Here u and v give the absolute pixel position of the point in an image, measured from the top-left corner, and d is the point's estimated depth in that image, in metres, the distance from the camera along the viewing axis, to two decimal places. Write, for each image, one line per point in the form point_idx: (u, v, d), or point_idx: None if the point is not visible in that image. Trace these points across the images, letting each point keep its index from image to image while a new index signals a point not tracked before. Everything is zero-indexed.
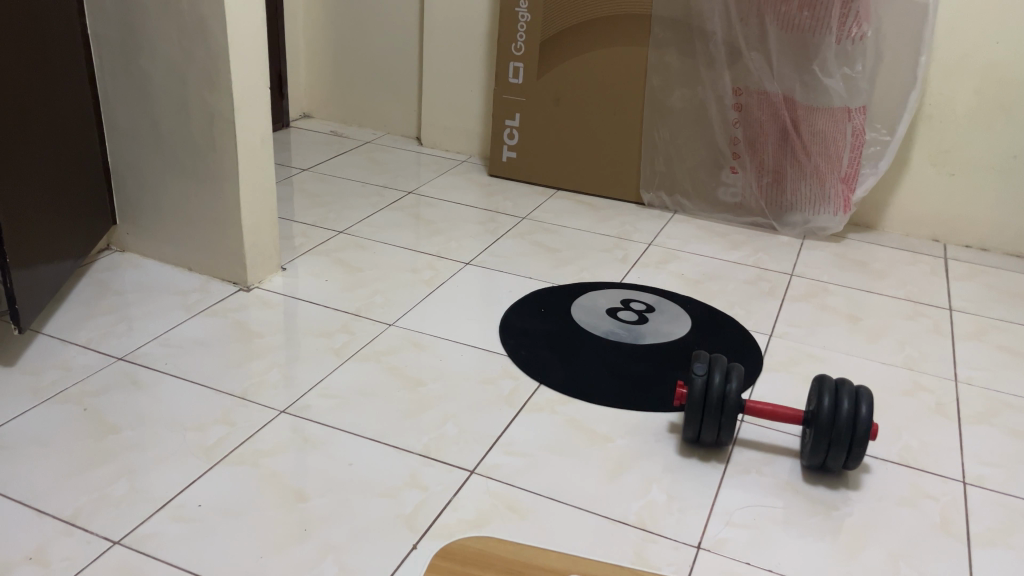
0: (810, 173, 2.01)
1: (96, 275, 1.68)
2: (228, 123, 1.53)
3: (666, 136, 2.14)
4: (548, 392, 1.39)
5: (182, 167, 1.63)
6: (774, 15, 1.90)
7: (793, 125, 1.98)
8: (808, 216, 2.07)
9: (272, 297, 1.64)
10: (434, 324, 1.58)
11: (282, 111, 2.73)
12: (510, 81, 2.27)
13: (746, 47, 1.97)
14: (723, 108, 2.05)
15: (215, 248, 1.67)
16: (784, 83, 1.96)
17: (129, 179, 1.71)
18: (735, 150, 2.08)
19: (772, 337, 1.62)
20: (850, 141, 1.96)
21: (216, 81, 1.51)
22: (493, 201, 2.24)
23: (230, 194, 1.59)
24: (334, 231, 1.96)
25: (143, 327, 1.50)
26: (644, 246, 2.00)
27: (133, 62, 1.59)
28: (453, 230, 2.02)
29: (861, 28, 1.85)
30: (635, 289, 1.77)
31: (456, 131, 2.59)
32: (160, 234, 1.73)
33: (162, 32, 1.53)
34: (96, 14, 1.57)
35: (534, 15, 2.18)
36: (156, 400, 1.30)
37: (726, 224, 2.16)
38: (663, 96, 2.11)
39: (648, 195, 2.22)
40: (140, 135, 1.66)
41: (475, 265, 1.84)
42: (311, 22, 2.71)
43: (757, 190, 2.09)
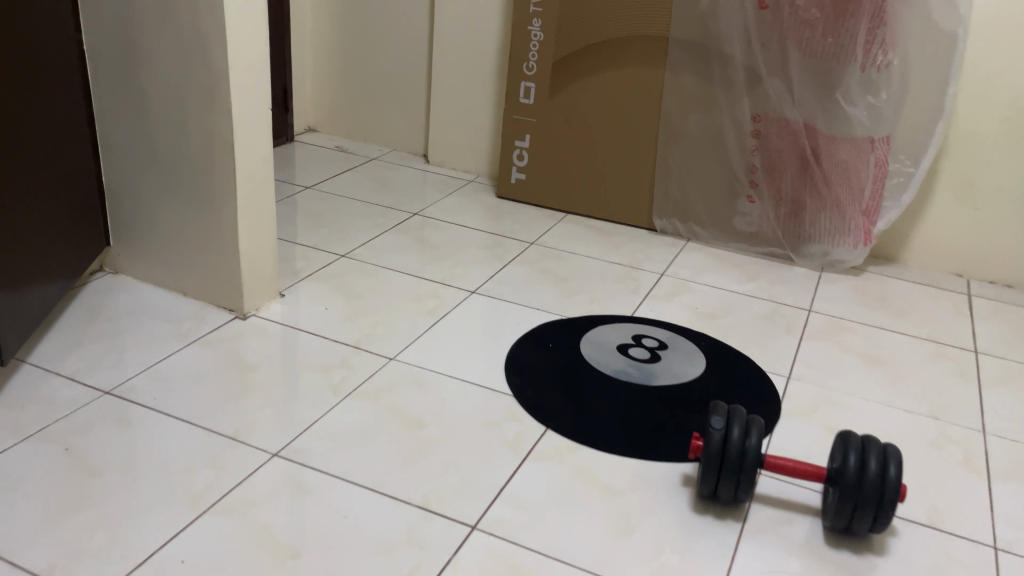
0: (829, 204, 1.94)
1: (86, 299, 1.61)
2: (226, 146, 1.47)
3: (681, 162, 2.08)
4: (555, 438, 1.32)
5: (179, 188, 1.57)
6: (796, 41, 1.84)
7: (814, 154, 1.92)
8: (827, 248, 2.00)
9: (269, 325, 1.57)
10: (436, 359, 1.51)
11: (287, 125, 2.67)
12: (521, 101, 2.21)
13: (766, 73, 1.90)
14: (741, 135, 1.98)
15: (211, 274, 1.60)
16: (805, 111, 1.89)
17: (124, 199, 1.65)
18: (752, 179, 2.01)
19: (790, 379, 1.55)
20: (873, 171, 1.89)
21: (214, 102, 1.44)
22: (501, 224, 2.17)
23: (228, 219, 1.53)
24: (336, 253, 1.89)
25: (133, 358, 1.43)
26: (656, 276, 1.93)
27: (129, 77, 1.52)
28: (459, 255, 1.95)
29: (887, 55, 1.79)
30: (647, 324, 1.70)
31: (464, 149, 2.52)
32: (154, 257, 1.66)
33: (161, 50, 1.46)
34: (93, 29, 1.52)
35: (547, 34, 2.11)
36: (142, 440, 1.23)
37: (741, 254, 2.09)
38: (679, 120, 2.04)
39: (661, 222, 2.16)
40: (136, 155, 1.59)
41: (481, 294, 1.77)
42: (319, 35, 2.66)
43: (775, 220, 2.02)
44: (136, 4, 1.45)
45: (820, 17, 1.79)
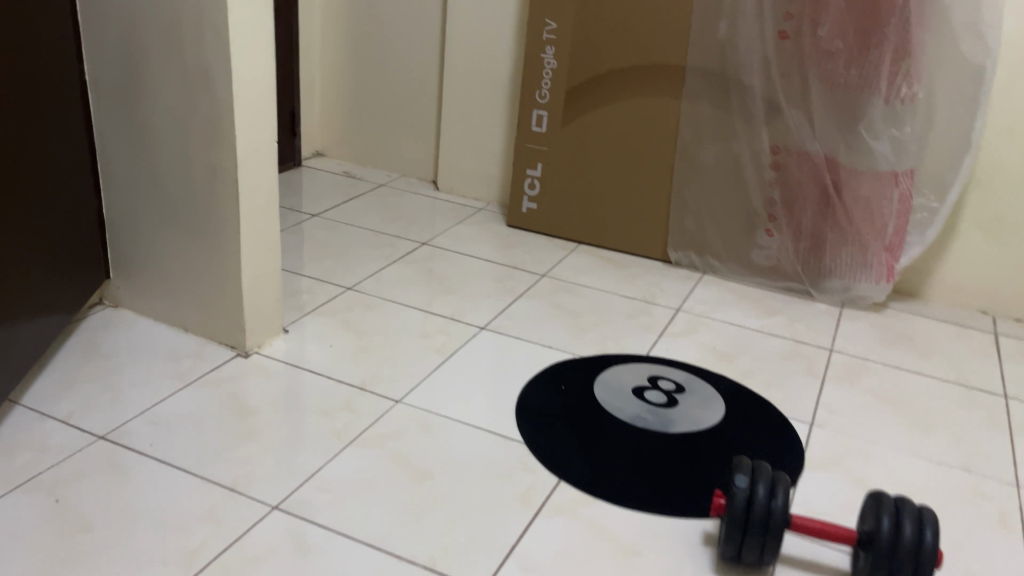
0: (851, 239, 1.88)
1: (84, 335, 1.56)
2: (230, 179, 1.42)
3: (697, 193, 2.02)
4: (569, 490, 1.26)
5: (181, 221, 1.52)
6: (817, 72, 1.79)
7: (835, 188, 1.86)
8: (847, 284, 1.93)
9: (271, 364, 1.52)
10: (444, 401, 1.45)
11: (294, 150, 2.63)
12: (533, 129, 2.16)
13: (786, 104, 1.85)
14: (760, 167, 1.93)
15: (213, 310, 1.55)
16: (826, 144, 1.83)
17: (125, 231, 1.60)
18: (771, 212, 1.95)
19: (813, 426, 1.48)
20: (896, 207, 1.83)
21: (219, 136, 1.40)
22: (511, 255, 2.12)
23: (231, 254, 1.48)
24: (341, 286, 1.84)
25: (130, 399, 1.38)
26: (671, 312, 1.87)
27: (132, 108, 1.48)
28: (468, 289, 1.90)
29: (912, 88, 1.73)
30: (663, 365, 1.63)
31: (474, 176, 2.47)
32: (154, 291, 1.61)
33: (165, 80, 1.42)
34: (97, 58, 1.48)
35: (560, 61, 2.07)
36: (136, 491, 1.17)
37: (759, 288, 2.03)
38: (695, 151, 1.99)
39: (676, 254, 2.10)
40: (137, 186, 1.54)
41: (490, 330, 1.72)
42: (328, 59, 2.62)
43: (794, 254, 1.96)
44: (140, 34, 1.41)
45: (842, 48, 1.74)
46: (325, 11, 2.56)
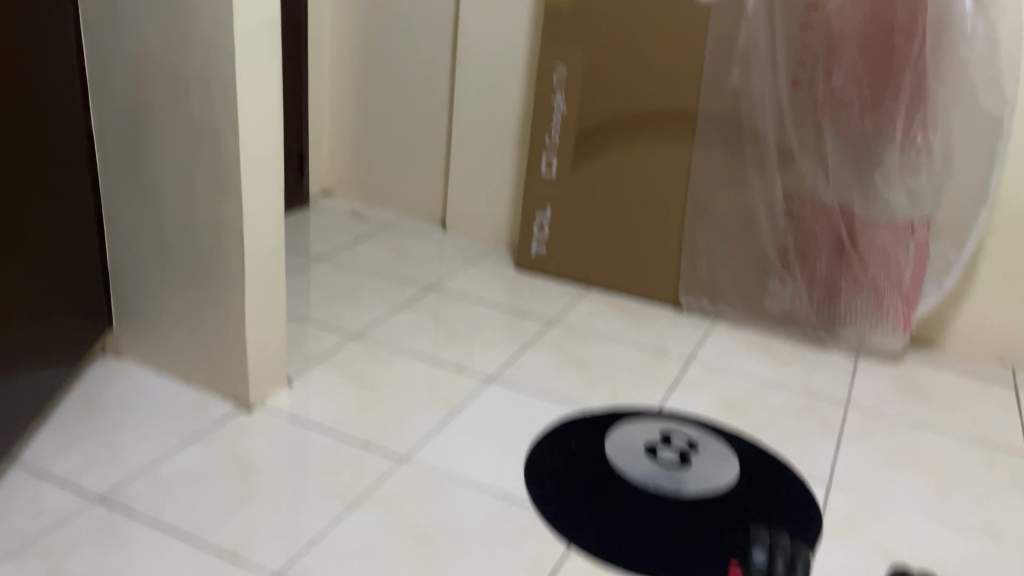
0: (867, 288, 1.86)
1: (84, 389, 1.53)
2: (235, 233, 1.40)
3: (709, 240, 1.99)
4: (578, 559, 1.21)
5: (185, 274, 1.50)
6: (832, 121, 1.78)
7: (851, 237, 1.84)
8: (863, 332, 1.90)
9: (274, 420, 1.48)
10: (451, 461, 1.41)
11: (302, 190, 2.61)
12: (543, 173, 2.14)
13: (799, 152, 1.83)
14: (773, 215, 1.90)
15: (215, 364, 1.52)
16: (841, 192, 1.81)
17: (128, 282, 1.58)
18: (784, 260, 1.92)
19: (830, 488, 1.43)
20: (912, 256, 1.81)
21: (225, 189, 1.38)
22: (520, 300, 2.09)
23: (235, 308, 1.45)
24: (347, 335, 1.81)
25: (129, 459, 1.35)
26: (683, 363, 1.83)
27: (138, 160, 1.47)
28: (476, 337, 1.87)
29: (927, 136, 1.72)
30: (676, 421, 1.59)
31: (482, 218, 2.45)
32: (157, 342, 1.58)
33: (171, 133, 1.41)
34: (103, 110, 1.47)
35: (571, 106, 2.06)
36: (132, 559, 1.14)
37: (772, 337, 1.99)
38: (707, 197, 1.97)
39: (687, 300, 2.06)
40: (141, 237, 1.52)
41: (498, 382, 1.68)
42: (337, 99, 2.62)
43: (808, 302, 1.93)
44: (146, 87, 1.40)
45: (857, 97, 1.74)
46: (335, 52, 2.56)
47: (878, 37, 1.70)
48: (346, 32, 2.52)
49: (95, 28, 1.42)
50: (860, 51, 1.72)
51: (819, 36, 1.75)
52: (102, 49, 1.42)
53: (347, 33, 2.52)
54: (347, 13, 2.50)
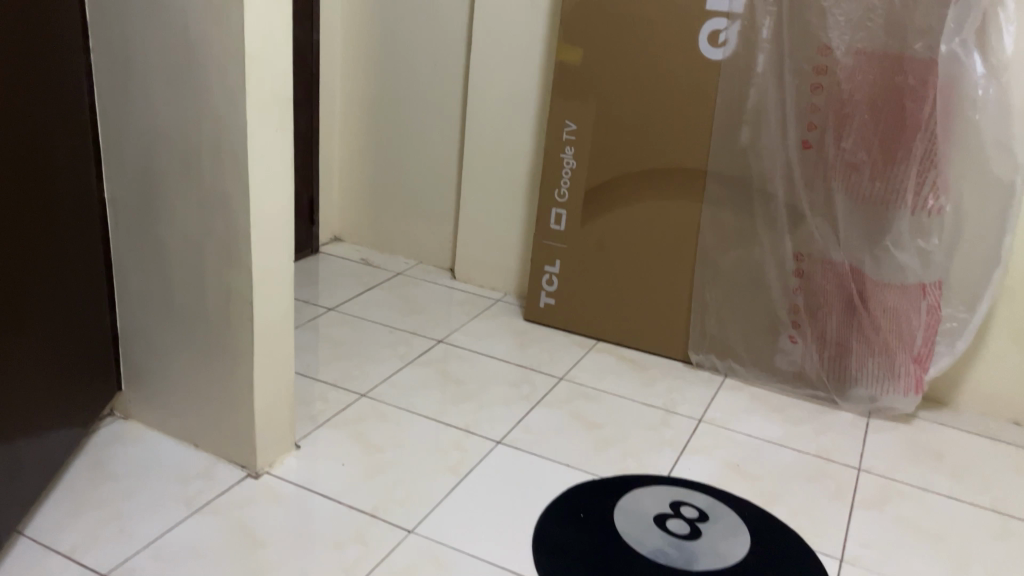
0: (878, 349, 1.84)
1: (93, 453, 1.53)
2: (244, 302, 1.40)
3: (718, 297, 1.99)
4: None
5: (194, 339, 1.50)
6: (842, 182, 1.77)
7: (861, 297, 1.83)
8: (874, 395, 1.87)
9: (282, 487, 1.48)
10: (458, 531, 1.40)
11: (311, 237, 2.62)
12: (552, 227, 2.14)
13: (810, 212, 1.82)
14: (783, 273, 1.89)
15: (223, 429, 1.52)
16: (851, 254, 1.81)
17: (138, 345, 1.58)
18: (795, 318, 1.91)
19: (842, 562, 1.41)
20: (924, 320, 1.80)
21: (234, 258, 1.38)
22: (529, 354, 2.08)
23: (243, 374, 1.45)
24: (355, 393, 1.81)
25: (136, 529, 1.34)
26: (693, 423, 1.82)
27: (149, 227, 1.47)
28: (485, 395, 1.86)
29: (938, 200, 1.72)
30: (686, 488, 1.58)
31: (492, 267, 2.45)
32: (166, 406, 1.58)
33: (181, 202, 1.41)
34: (115, 178, 1.48)
35: (579, 162, 2.06)
36: None
37: (782, 394, 1.97)
38: (717, 254, 1.96)
39: (697, 355, 2.05)
40: (151, 303, 1.53)
41: (506, 444, 1.67)
42: (347, 147, 2.64)
43: (818, 361, 1.91)
44: (158, 157, 1.41)
45: (867, 159, 1.73)
46: (346, 100, 2.59)
47: (889, 101, 1.69)
48: (357, 81, 2.55)
49: (108, 98, 1.43)
50: (871, 114, 1.71)
51: (829, 98, 1.74)
52: (115, 118, 1.44)
53: (358, 82, 2.55)
54: (359, 63, 2.52)
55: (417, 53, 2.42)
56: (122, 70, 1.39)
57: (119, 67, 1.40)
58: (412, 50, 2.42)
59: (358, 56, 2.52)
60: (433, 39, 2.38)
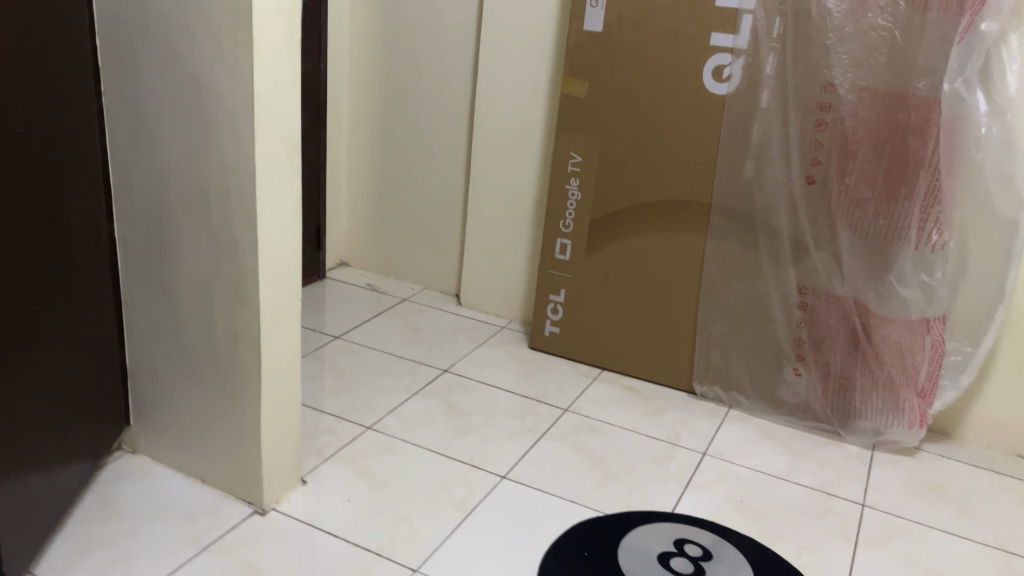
0: (882, 383, 1.85)
1: (102, 489, 1.55)
2: (251, 342, 1.41)
3: (722, 328, 2.00)
4: None
5: (201, 378, 1.51)
6: (846, 218, 1.78)
7: (865, 331, 1.83)
8: (878, 428, 1.88)
9: (288, 524, 1.49)
10: (463, 570, 1.40)
11: (318, 262, 2.64)
12: (557, 257, 2.16)
13: (814, 247, 1.83)
14: (787, 306, 1.90)
15: (230, 466, 1.53)
16: (855, 288, 1.82)
17: (146, 381, 1.60)
18: (799, 351, 1.92)
19: None
20: (928, 354, 1.80)
21: (243, 299, 1.40)
22: (534, 384, 2.09)
23: (251, 413, 1.46)
24: (361, 426, 1.82)
25: (144, 568, 1.35)
26: (697, 456, 1.82)
27: (158, 266, 1.49)
28: (489, 427, 1.87)
29: (942, 235, 1.73)
30: (690, 525, 1.58)
31: (497, 293, 2.46)
32: (174, 441, 1.60)
33: (190, 243, 1.43)
34: (126, 218, 1.50)
35: (584, 193, 2.07)
36: None
37: (787, 426, 1.97)
38: (721, 286, 1.97)
39: (701, 386, 2.05)
40: (159, 340, 1.54)
41: (511, 480, 1.68)
42: (354, 173, 2.66)
43: (823, 394, 1.92)
44: (167, 199, 1.43)
45: (871, 196, 1.75)
46: (353, 127, 2.61)
47: (892, 138, 1.70)
48: (364, 108, 2.57)
49: (119, 139, 1.45)
50: (874, 151, 1.72)
51: (833, 135, 1.75)
52: (125, 159, 1.46)
53: (365, 109, 2.57)
54: (365, 90, 2.55)
55: (423, 82, 2.44)
56: (133, 113, 1.42)
57: (129, 110, 1.42)
58: (418, 79, 2.44)
59: (365, 83, 2.54)
60: (439, 68, 2.40)
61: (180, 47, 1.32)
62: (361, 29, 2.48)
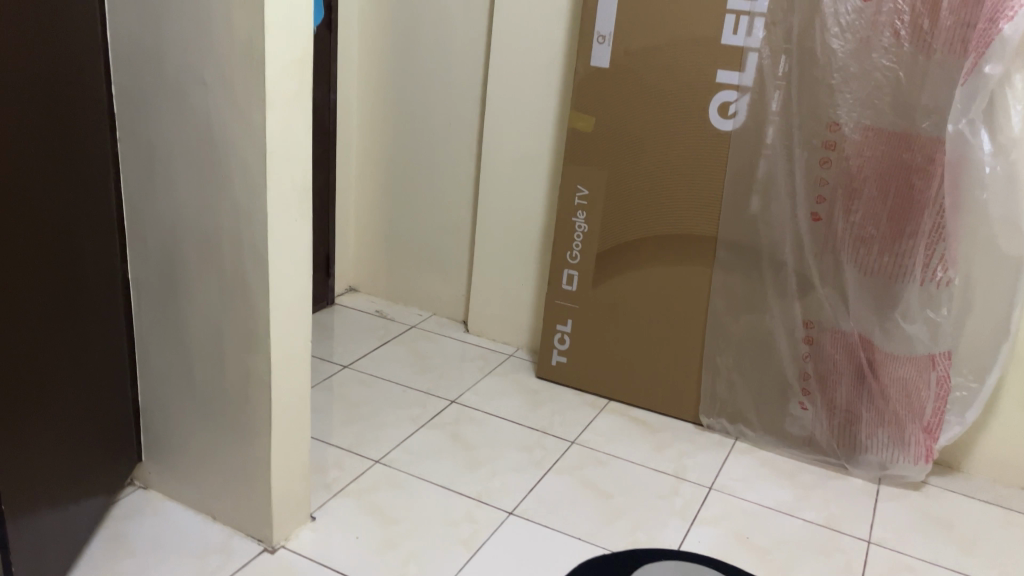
0: (888, 419, 1.85)
1: (115, 524, 1.57)
2: (261, 383, 1.43)
3: (728, 361, 2.01)
4: None
5: (213, 416, 1.53)
6: (851, 254, 1.79)
7: (871, 366, 1.84)
8: (884, 463, 1.88)
9: (297, 562, 1.50)
10: None
11: (328, 288, 2.67)
12: (563, 287, 2.18)
13: (819, 282, 1.84)
14: (793, 340, 1.91)
15: (240, 503, 1.55)
16: (860, 324, 1.83)
17: (159, 419, 1.62)
18: (805, 385, 1.92)
19: None
20: (934, 391, 1.81)
21: (253, 342, 1.42)
22: (540, 415, 2.11)
23: (261, 453, 1.48)
24: (369, 460, 1.84)
25: None
26: (703, 490, 1.83)
27: (171, 307, 1.51)
28: (496, 460, 1.88)
29: (947, 271, 1.73)
30: (696, 563, 1.58)
31: (505, 321, 2.48)
32: (186, 478, 1.62)
33: (202, 286, 1.46)
34: (139, 259, 1.52)
35: (591, 225, 2.09)
36: None
37: (793, 459, 1.98)
38: (727, 320, 1.98)
39: (708, 419, 2.07)
40: (172, 379, 1.57)
41: (518, 515, 1.69)
42: (363, 200, 2.68)
43: (828, 428, 1.93)
44: (181, 242, 1.46)
45: (876, 234, 1.76)
46: (363, 155, 2.63)
47: (897, 177, 1.72)
48: (373, 136, 2.60)
49: (133, 183, 1.48)
50: (880, 189, 1.74)
51: (838, 173, 1.76)
52: (140, 202, 1.48)
53: (374, 138, 2.59)
54: (375, 119, 2.57)
55: (431, 112, 2.46)
56: (147, 158, 1.44)
57: (144, 155, 1.44)
58: (426, 108, 2.47)
59: (374, 113, 2.57)
60: (447, 98, 2.42)
61: (194, 96, 1.34)
62: (371, 60, 2.51)
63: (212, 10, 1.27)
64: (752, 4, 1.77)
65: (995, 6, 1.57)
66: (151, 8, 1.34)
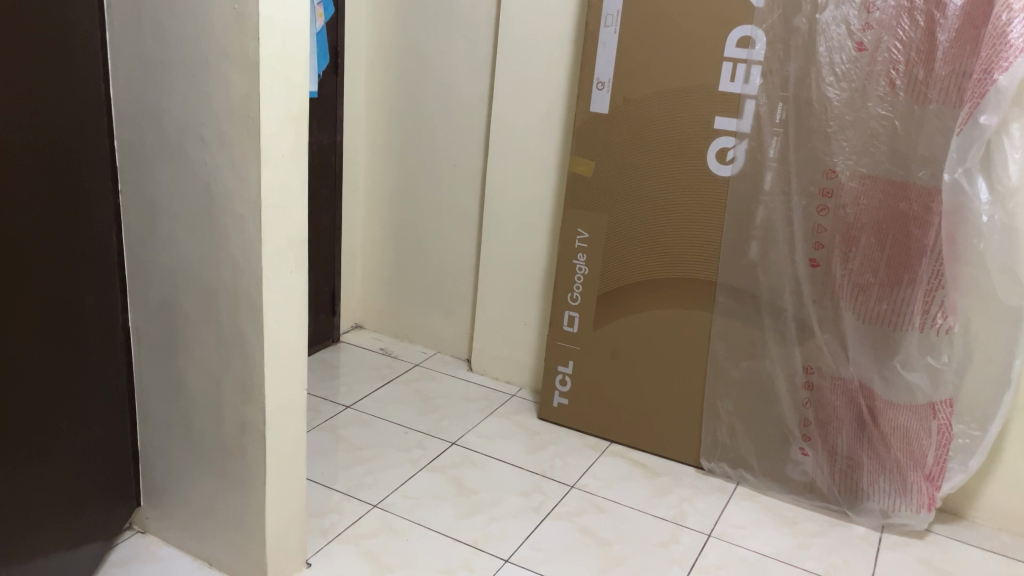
0: (889, 467, 1.84)
1: (113, 569, 1.58)
2: (256, 434, 1.44)
3: (729, 405, 2.00)
4: None
5: (210, 465, 1.54)
6: (850, 301, 1.79)
7: (871, 414, 1.83)
8: (886, 510, 1.86)
9: None
10: None
11: (333, 326, 2.69)
12: (565, 329, 2.18)
13: (818, 328, 1.84)
14: (793, 386, 1.90)
15: (236, 550, 1.56)
16: (861, 371, 1.82)
17: (157, 465, 1.63)
18: (805, 431, 1.91)
19: None
20: (935, 439, 1.80)
21: (249, 393, 1.43)
22: (541, 458, 2.10)
23: (255, 501, 1.49)
24: (367, 504, 1.85)
25: None
26: (702, 538, 1.82)
27: (170, 357, 1.53)
28: (496, 505, 1.88)
29: (947, 319, 1.73)
30: None
31: (507, 360, 2.49)
32: (183, 524, 1.63)
33: (200, 336, 1.48)
34: (140, 309, 1.55)
35: (591, 268, 2.11)
36: None
37: (794, 505, 1.96)
38: (726, 364, 1.98)
39: (709, 463, 2.06)
40: (170, 426, 1.58)
41: (514, 563, 1.68)
42: (370, 239, 2.71)
43: (829, 474, 1.91)
44: (179, 294, 1.48)
45: (875, 281, 1.76)
46: (370, 195, 2.66)
47: (895, 226, 1.72)
48: (379, 177, 2.63)
49: (134, 236, 1.51)
50: (878, 237, 1.74)
51: (836, 221, 1.77)
52: (141, 254, 1.51)
53: (381, 178, 2.62)
54: (381, 161, 2.61)
55: (436, 153, 2.49)
56: (149, 212, 1.47)
57: (146, 209, 1.47)
58: (432, 149, 2.49)
59: (381, 154, 2.60)
60: (451, 140, 2.45)
61: (194, 155, 1.37)
62: (378, 102, 2.55)
63: (211, 72, 1.30)
64: (749, 53, 1.79)
65: (989, 58, 1.58)
66: (153, 69, 1.37)
